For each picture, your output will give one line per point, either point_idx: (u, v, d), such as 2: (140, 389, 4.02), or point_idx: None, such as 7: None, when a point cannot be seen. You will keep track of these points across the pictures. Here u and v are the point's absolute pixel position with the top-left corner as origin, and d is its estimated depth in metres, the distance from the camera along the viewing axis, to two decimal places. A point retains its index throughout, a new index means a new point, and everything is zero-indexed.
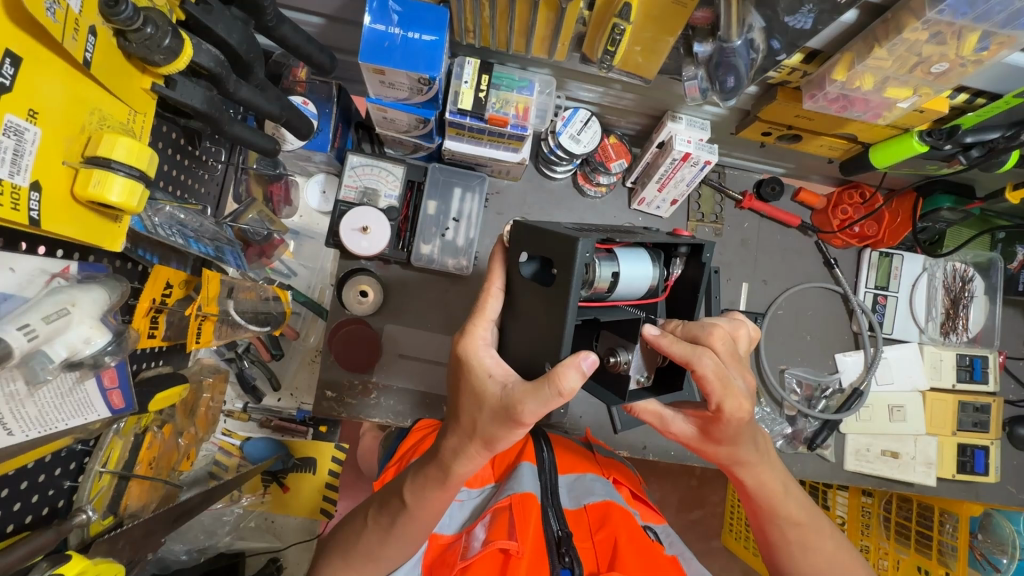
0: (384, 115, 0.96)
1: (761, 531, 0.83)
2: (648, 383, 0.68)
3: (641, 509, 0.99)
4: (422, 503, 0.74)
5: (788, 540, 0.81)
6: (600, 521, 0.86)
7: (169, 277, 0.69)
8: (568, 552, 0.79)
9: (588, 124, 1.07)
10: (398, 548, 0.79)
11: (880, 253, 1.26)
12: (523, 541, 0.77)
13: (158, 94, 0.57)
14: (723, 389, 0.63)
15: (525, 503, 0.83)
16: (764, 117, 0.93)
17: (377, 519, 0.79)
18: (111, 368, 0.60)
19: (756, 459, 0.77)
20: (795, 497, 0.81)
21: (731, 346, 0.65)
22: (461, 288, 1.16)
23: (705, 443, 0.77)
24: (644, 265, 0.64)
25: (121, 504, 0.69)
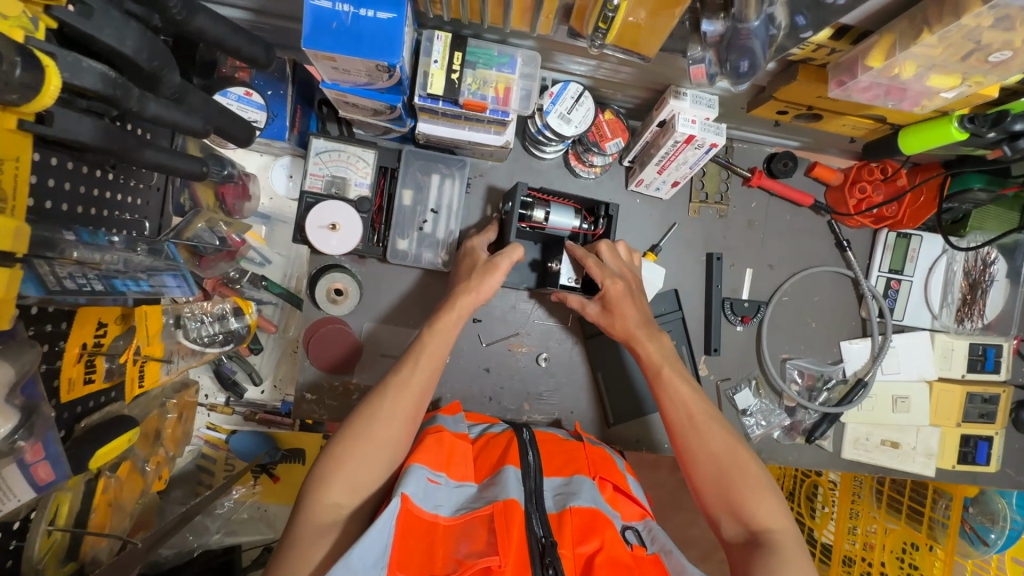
0: (344, 101, 0.84)
1: (662, 413, 0.88)
2: (578, 285, 0.99)
3: (624, 507, 0.88)
4: (443, 338, 0.88)
5: (682, 417, 0.85)
6: (585, 530, 0.76)
7: (101, 315, 0.62)
8: (552, 564, 0.71)
9: (580, 101, 0.95)
10: (414, 400, 0.83)
11: (898, 233, 1.16)
12: (504, 556, 0.68)
13: (32, 133, 0.43)
14: (599, 271, 0.91)
15: (510, 512, 0.73)
16: (781, 97, 0.81)
17: (397, 374, 0.85)
18: (37, 442, 0.52)
19: (646, 336, 0.91)
20: (685, 376, 0.89)
21: (616, 256, 0.96)
22: (443, 282, 1.08)
23: (609, 328, 0.94)
24: (568, 215, 0.98)
25: (81, 549, 0.67)
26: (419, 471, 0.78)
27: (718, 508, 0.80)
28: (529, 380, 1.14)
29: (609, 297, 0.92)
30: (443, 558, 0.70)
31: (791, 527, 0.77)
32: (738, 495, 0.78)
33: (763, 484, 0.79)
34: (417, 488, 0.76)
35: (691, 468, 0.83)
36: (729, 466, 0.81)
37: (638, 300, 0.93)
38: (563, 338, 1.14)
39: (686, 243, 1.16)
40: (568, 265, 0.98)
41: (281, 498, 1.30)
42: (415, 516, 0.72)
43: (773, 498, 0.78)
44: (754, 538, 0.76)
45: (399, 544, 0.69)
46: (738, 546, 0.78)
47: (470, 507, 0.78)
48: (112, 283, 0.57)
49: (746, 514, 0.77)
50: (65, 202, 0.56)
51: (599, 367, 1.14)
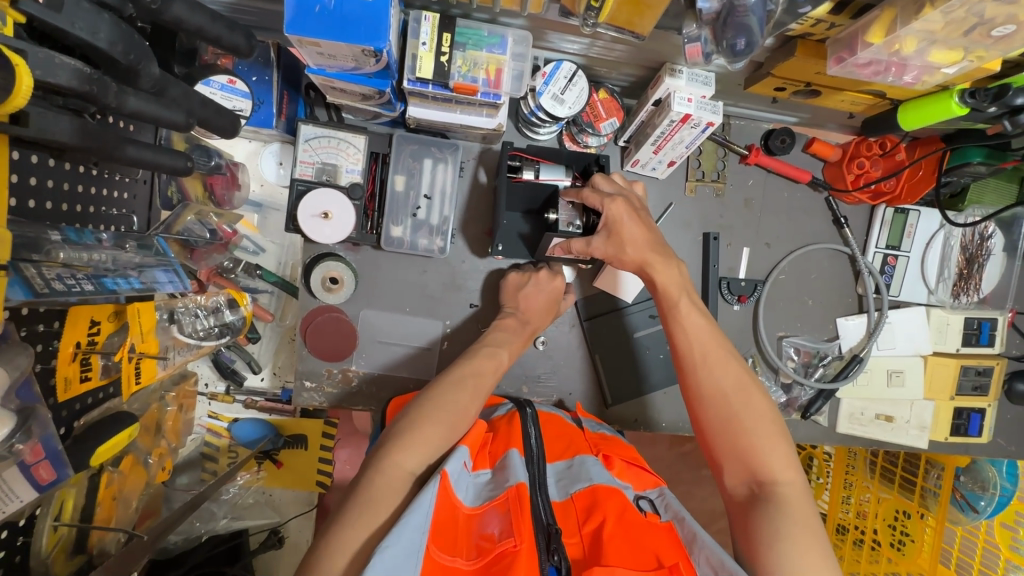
0: (331, 86, 0.82)
1: (674, 348, 0.88)
2: (581, 229, 0.93)
3: (635, 478, 0.87)
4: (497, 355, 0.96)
5: (695, 354, 0.85)
6: (589, 510, 0.77)
7: (93, 314, 0.61)
8: (558, 549, 0.68)
9: (573, 81, 0.93)
10: (479, 397, 0.89)
11: (895, 209, 1.16)
12: (519, 538, 0.68)
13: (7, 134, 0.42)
14: (597, 197, 0.86)
15: (523, 497, 0.74)
16: (777, 74, 0.79)
17: (454, 373, 0.91)
18: (36, 443, 0.52)
19: (661, 261, 0.88)
20: (701, 312, 0.89)
21: (615, 186, 0.91)
22: (439, 267, 1.08)
23: (619, 255, 0.89)
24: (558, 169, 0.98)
25: (88, 543, 0.68)
26: (460, 455, 0.79)
27: (723, 454, 0.80)
28: (527, 364, 1.14)
29: (612, 219, 0.86)
30: (466, 541, 0.70)
31: (798, 480, 0.76)
32: (746, 442, 0.78)
33: (773, 432, 0.79)
34: (454, 470, 0.77)
35: (699, 410, 0.84)
36: (740, 410, 0.81)
37: (642, 218, 0.88)
38: (560, 321, 1.14)
39: (683, 223, 1.15)
40: (568, 211, 0.93)
41: (286, 482, 1.31)
42: (449, 501, 0.73)
43: (782, 446, 0.78)
44: (759, 491, 0.76)
45: (436, 524, 0.69)
46: (738, 496, 0.78)
47: (489, 494, 0.77)
48: (102, 282, 0.56)
49: (754, 461, 0.77)
50: (49, 199, 0.55)
51: (597, 348, 1.14)
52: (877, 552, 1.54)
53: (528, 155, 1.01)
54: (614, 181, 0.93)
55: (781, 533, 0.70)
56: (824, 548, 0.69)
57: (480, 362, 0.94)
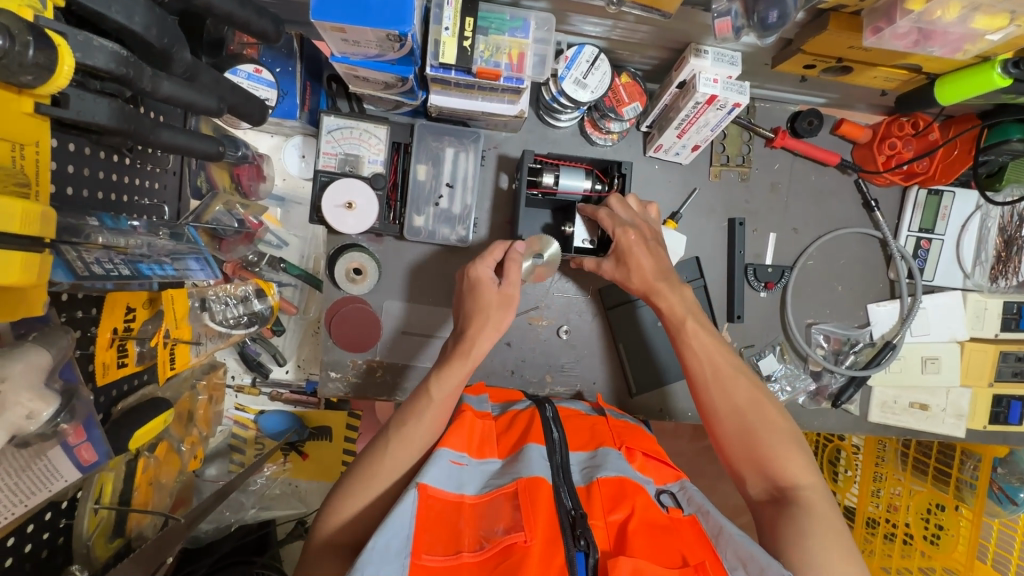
0: (354, 75, 0.82)
1: (685, 369, 0.86)
2: (594, 244, 0.98)
3: (656, 472, 0.86)
4: (447, 388, 0.87)
5: (705, 370, 0.83)
6: (616, 499, 0.77)
7: (129, 301, 0.62)
8: (584, 535, 0.72)
9: (595, 65, 0.92)
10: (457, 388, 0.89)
11: (929, 190, 1.12)
12: (530, 531, 0.71)
13: (51, 115, 0.43)
14: (610, 220, 0.90)
15: (535, 491, 0.75)
16: (808, 50, 0.77)
17: (402, 424, 0.86)
18: (79, 423, 0.53)
19: (667, 287, 0.87)
20: (709, 331, 0.86)
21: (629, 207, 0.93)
22: (462, 258, 1.07)
23: (626, 282, 0.92)
24: (579, 176, 0.96)
25: (126, 527, 0.70)
26: (443, 455, 0.82)
27: (744, 465, 0.79)
28: (550, 353, 1.13)
29: (621, 247, 0.90)
30: (470, 535, 0.73)
31: (819, 483, 0.75)
32: (765, 451, 0.77)
33: (788, 440, 0.77)
34: (439, 474, 0.79)
35: (714, 424, 0.82)
36: (755, 421, 0.79)
37: (654, 248, 0.90)
38: (583, 310, 1.13)
39: (707, 209, 1.13)
40: (581, 227, 0.99)
41: (312, 473, 1.33)
42: (437, 499, 0.76)
43: (799, 454, 0.77)
44: (782, 496, 0.75)
45: (419, 529, 0.72)
46: (762, 503, 0.77)
47: (496, 483, 0.80)
48: (139, 268, 0.57)
49: (772, 469, 0.76)
50: (86, 187, 0.56)
51: (621, 337, 1.13)
52: (910, 546, 1.51)
53: (550, 159, 1.00)
54: (631, 205, 0.93)
55: (807, 542, 0.69)
56: (850, 548, 0.69)
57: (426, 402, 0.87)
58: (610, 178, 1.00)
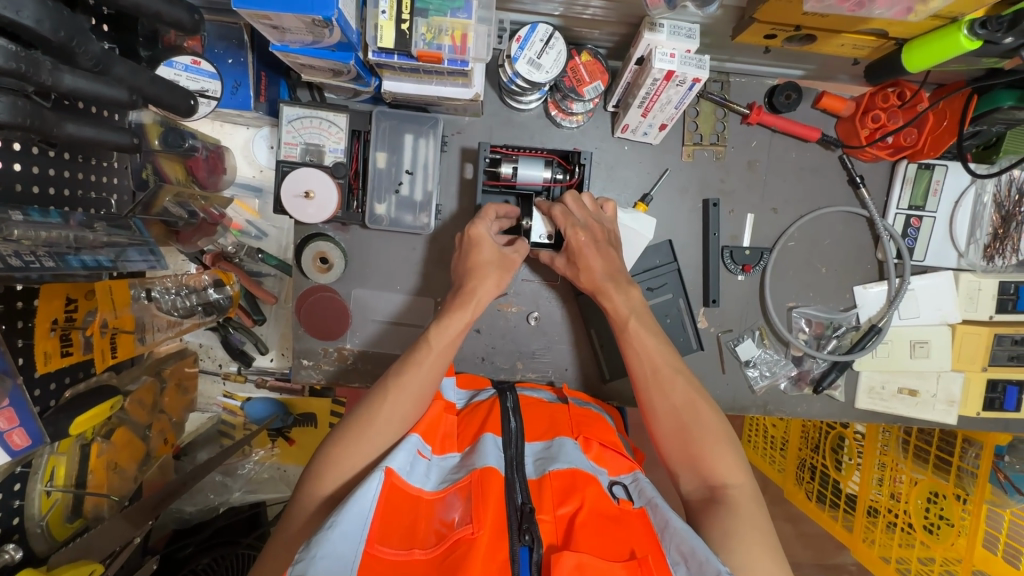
0: (299, 63, 0.82)
1: (629, 369, 0.84)
2: (553, 239, 0.94)
3: (611, 463, 0.85)
4: (446, 338, 0.87)
5: (647, 371, 0.82)
6: (566, 491, 0.77)
7: (69, 292, 0.68)
8: (528, 530, 0.72)
9: (550, 44, 0.89)
10: (451, 344, 0.88)
11: (918, 165, 1.07)
12: (478, 524, 0.71)
13: None
14: (563, 218, 0.87)
15: (487, 480, 0.77)
16: (762, 18, 0.75)
17: (398, 375, 0.86)
18: (7, 408, 0.60)
19: (613, 288, 0.86)
20: (653, 330, 0.84)
21: (579, 201, 0.89)
22: (428, 244, 1.07)
23: (576, 279, 0.91)
24: (538, 167, 0.95)
25: (82, 509, 0.79)
26: (412, 443, 0.84)
27: (678, 464, 0.77)
28: (521, 339, 1.12)
29: (572, 247, 0.87)
30: (425, 531, 0.74)
31: (749, 482, 0.74)
32: (697, 449, 0.75)
33: (724, 441, 0.75)
34: (405, 462, 0.81)
35: (652, 422, 0.80)
36: (693, 423, 0.77)
37: (605, 249, 0.88)
38: (554, 296, 1.12)
39: (679, 190, 1.10)
40: (540, 221, 0.94)
41: (300, 459, 1.38)
42: (401, 490, 0.77)
43: (731, 453, 0.75)
44: (712, 493, 0.73)
45: (380, 519, 0.74)
46: (694, 500, 0.75)
47: (452, 478, 0.81)
48: (67, 261, 0.60)
49: (704, 469, 0.74)
50: (20, 182, 0.59)
51: (592, 324, 1.11)
52: (910, 536, 1.43)
53: (509, 149, 0.98)
54: (586, 203, 0.89)
55: (731, 542, 0.67)
56: (772, 547, 0.67)
57: (423, 352, 0.87)
58: (572, 165, 0.99)
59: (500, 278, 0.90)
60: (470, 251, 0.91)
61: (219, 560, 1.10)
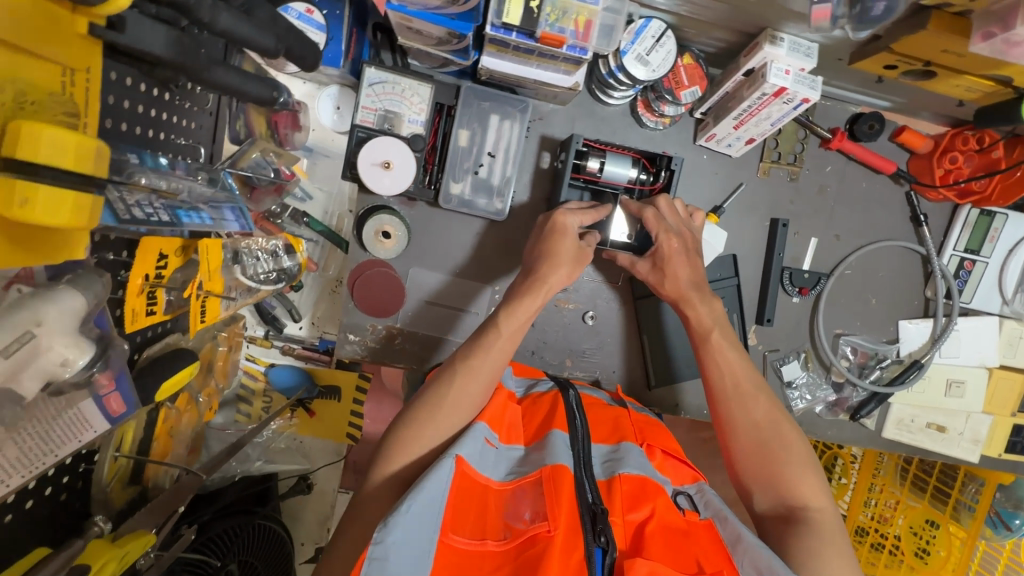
0: (408, 26, 0.78)
1: (706, 381, 0.85)
2: (631, 241, 0.93)
3: (674, 472, 0.85)
4: (516, 323, 0.82)
5: (726, 385, 0.82)
6: (636, 498, 0.76)
7: (163, 247, 0.59)
8: (604, 531, 0.70)
9: (661, 42, 0.86)
10: (520, 329, 0.84)
11: (981, 210, 1.09)
12: (553, 522, 0.70)
13: (104, 40, 0.41)
14: (656, 223, 0.86)
15: (559, 478, 0.75)
16: (897, 48, 0.73)
17: (466, 358, 0.83)
18: (111, 375, 0.50)
19: (698, 299, 0.86)
20: (734, 346, 0.85)
21: (673, 208, 0.88)
22: (494, 230, 1.04)
23: (658, 286, 0.89)
24: (626, 166, 0.93)
25: (144, 474, 0.71)
26: (480, 431, 0.81)
27: (751, 481, 0.78)
28: (573, 337, 1.11)
29: (662, 253, 0.87)
30: (496, 522, 0.72)
31: (829, 506, 0.75)
32: (773, 469, 0.76)
33: (805, 463, 0.76)
34: (475, 451, 0.78)
35: (728, 436, 0.81)
36: (773, 441, 0.78)
37: (693, 258, 0.87)
38: (611, 297, 1.11)
39: (750, 206, 1.09)
40: (621, 220, 0.92)
41: (318, 431, 1.32)
42: (470, 479, 0.76)
43: (812, 475, 0.76)
44: (790, 513, 0.74)
45: (451, 507, 0.72)
46: (768, 520, 0.76)
47: (520, 471, 0.79)
48: (178, 215, 0.54)
49: (784, 488, 0.75)
50: (125, 121, 0.53)
51: (646, 328, 1.11)
52: (897, 557, 1.52)
53: (597, 143, 0.95)
54: (678, 210, 0.89)
55: (813, 564, 0.68)
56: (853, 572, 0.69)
57: (492, 338, 0.83)
58: (657, 168, 0.96)
59: (572, 270, 0.84)
60: (550, 239, 0.86)
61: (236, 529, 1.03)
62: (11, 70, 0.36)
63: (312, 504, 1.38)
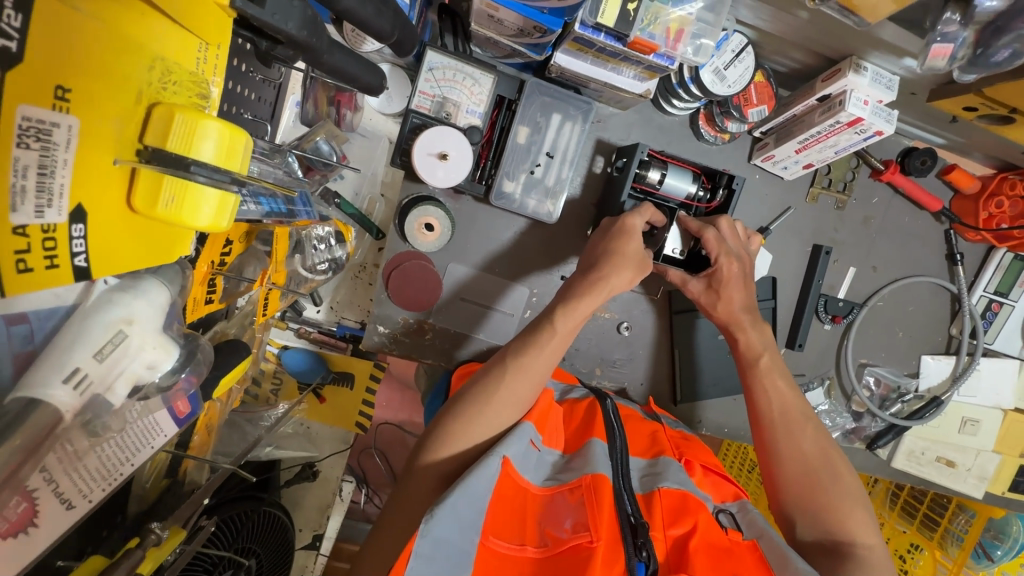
0: (490, 13, 0.74)
1: (752, 407, 0.84)
2: (682, 256, 0.90)
3: (715, 488, 0.85)
4: (573, 322, 0.81)
5: (774, 413, 0.82)
6: (677, 513, 0.74)
7: (229, 235, 0.55)
8: (646, 546, 0.68)
9: (740, 57, 0.84)
10: (574, 327, 0.82)
11: (1015, 255, 1.11)
12: (597, 533, 0.67)
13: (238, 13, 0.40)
14: (717, 244, 0.83)
15: (601, 488, 0.71)
16: (988, 92, 0.71)
17: (518, 354, 0.80)
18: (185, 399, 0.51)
19: (750, 322, 0.85)
20: (782, 373, 0.85)
21: (734, 230, 0.86)
22: (540, 232, 1.01)
23: (710, 308, 0.88)
24: (686, 181, 0.91)
25: (179, 469, 0.67)
26: (526, 431, 0.79)
27: (796, 510, 0.78)
28: (605, 346, 1.09)
29: (719, 276, 0.85)
30: (535, 528, 0.70)
31: (876, 543, 0.75)
32: (824, 500, 0.76)
33: (852, 496, 0.76)
34: (520, 453, 0.76)
35: (773, 465, 0.80)
36: (821, 474, 0.77)
37: (749, 283, 0.86)
38: (647, 309, 1.09)
39: (796, 230, 1.08)
40: (675, 234, 0.89)
41: (327, 418, 1.25)
42: (512, 480, 0.73)
43: (859, 510, 0.76)
44: (837, 548, 0.74)
45: (493, 509, 0.70)
46: (812, 551, 0.76)
47: (560, 478, 0.77)
48: (262, 204, 0.51)
49: (831, 522, 0.75)
50: None
51: (678, 343, 1.10)
52: None
53: (658, 155, 0.93)
54: (738, 232, 0.87)
55: None
56: None
57: (547, 336, 0.80)
58: (714, 184, 0.94)
59: (636, 273, 0.83)
60: (615, 240, 0.83)
61: (248, 515, 0.90)
62: (155, 50, 0.36)
63: (314, 491, 1.34)
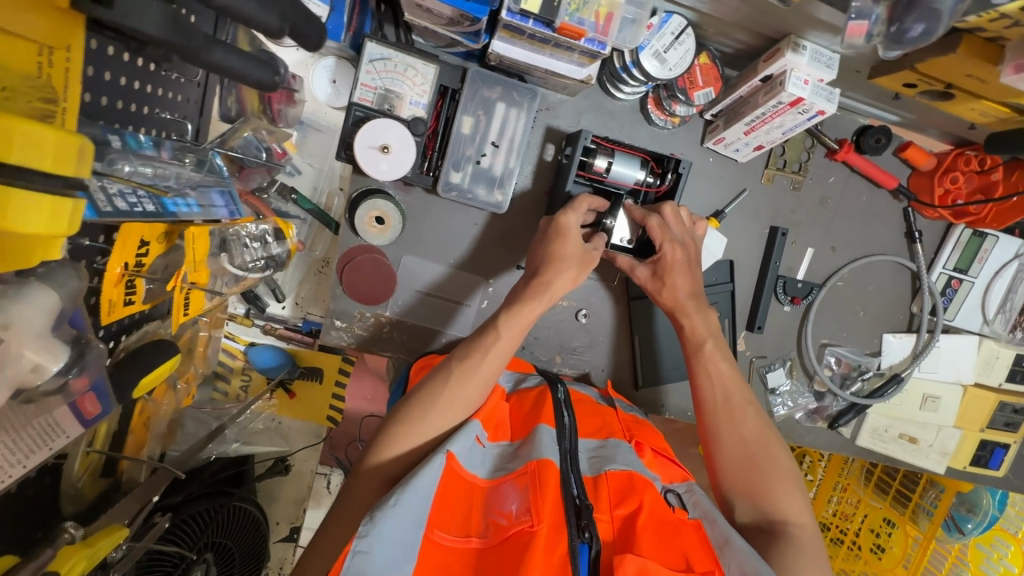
0: (418, 2, 0.73)
1: (697, 392, 0.85)
2: (631, 246, 0.90)
3: (663, 470, 0.85)
4: (517, 326, 0.81)
5: (718, 399, 0.83)
6: (623, 493, 0.74)
7: (146, 235, 0.55)
8: (589, 527, 0.68)
9: (679, 39, 0.83)
10: (519, 333, 0.82)
11: (973, 231, 1.11)
12: (536, 518, 0.67)
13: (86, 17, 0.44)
14: (661, 233, 0.84)
15: (545, 472, 0.72)
16: (920, 69, 0.71)
17: (464, 358, 0.81)
18: (89, 394, 0.52)
19: (694, 308, 0.85)
20: (727, 359, 0.86)
21: (677, 217, 0.86)
22: (492, 222, 1.01)
23: (657, 294, 0.88)
24: (634, 167, 0.90)
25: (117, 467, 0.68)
26: (472, 429, 0.80)
27: (738, 493, 0.79)
28: (564, 335, 1.10)
29: (664, 263, 0.85)
30: (479, 517, 0.71)
31: (811, 521, 0.76)
32: (765, 483, 0.77)
33: (791, 477, 0.78)
34: (465, 449, 0.77)
35: (716, 448, 0.81)
36: (763, 457, 0.78)
37: (694, 268, 0.87)
38: (606, 296, 1.10)
39: (751, 212, 1.08)
40: (624, 223, 0.89)
41: (297, 413, 1.24)
42: (457, 475, 0.74)
43: (798, 491, 0.77)
44: (774, 527, 0.75)
45: (438, 502, 0.71)
46: (750, 531, 0.77)
47: (507, 467, 0.77)
48: (163, 205, 0.51)
49: (769, 503, 0.76)
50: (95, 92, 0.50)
51: (637, 329, 1.10)
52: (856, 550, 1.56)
53: (606, 142, 0.92)
54: (683, 219, 0.87)
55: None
56: None
57: (492, 339, 0.81)
58: (663, 169, 0.94)
59: (578, 272, 0.82)
60: (553, 242, 0.83)
61: (212, 511, 0.91)
62: None
63: (288, 484, 1.35)
